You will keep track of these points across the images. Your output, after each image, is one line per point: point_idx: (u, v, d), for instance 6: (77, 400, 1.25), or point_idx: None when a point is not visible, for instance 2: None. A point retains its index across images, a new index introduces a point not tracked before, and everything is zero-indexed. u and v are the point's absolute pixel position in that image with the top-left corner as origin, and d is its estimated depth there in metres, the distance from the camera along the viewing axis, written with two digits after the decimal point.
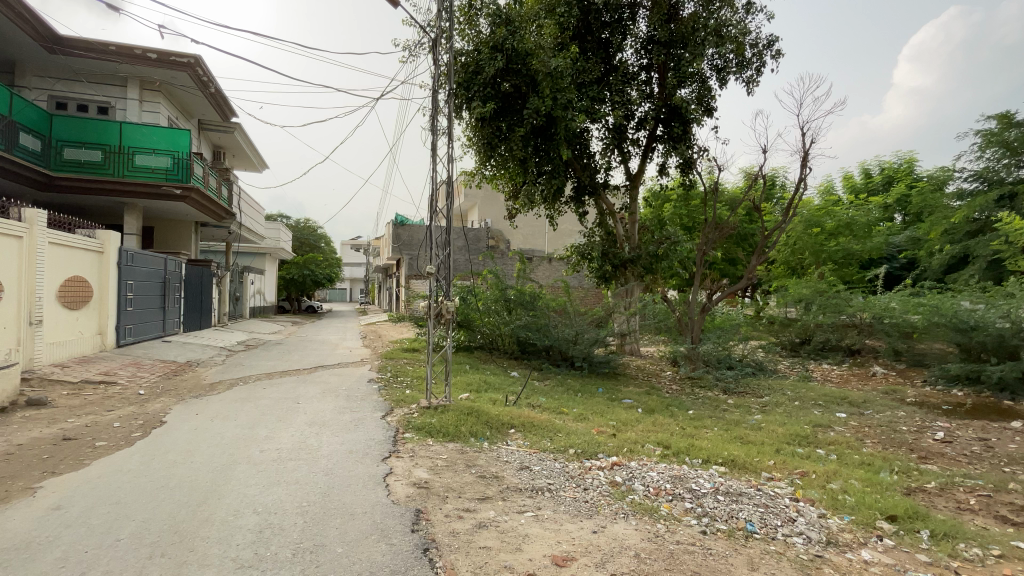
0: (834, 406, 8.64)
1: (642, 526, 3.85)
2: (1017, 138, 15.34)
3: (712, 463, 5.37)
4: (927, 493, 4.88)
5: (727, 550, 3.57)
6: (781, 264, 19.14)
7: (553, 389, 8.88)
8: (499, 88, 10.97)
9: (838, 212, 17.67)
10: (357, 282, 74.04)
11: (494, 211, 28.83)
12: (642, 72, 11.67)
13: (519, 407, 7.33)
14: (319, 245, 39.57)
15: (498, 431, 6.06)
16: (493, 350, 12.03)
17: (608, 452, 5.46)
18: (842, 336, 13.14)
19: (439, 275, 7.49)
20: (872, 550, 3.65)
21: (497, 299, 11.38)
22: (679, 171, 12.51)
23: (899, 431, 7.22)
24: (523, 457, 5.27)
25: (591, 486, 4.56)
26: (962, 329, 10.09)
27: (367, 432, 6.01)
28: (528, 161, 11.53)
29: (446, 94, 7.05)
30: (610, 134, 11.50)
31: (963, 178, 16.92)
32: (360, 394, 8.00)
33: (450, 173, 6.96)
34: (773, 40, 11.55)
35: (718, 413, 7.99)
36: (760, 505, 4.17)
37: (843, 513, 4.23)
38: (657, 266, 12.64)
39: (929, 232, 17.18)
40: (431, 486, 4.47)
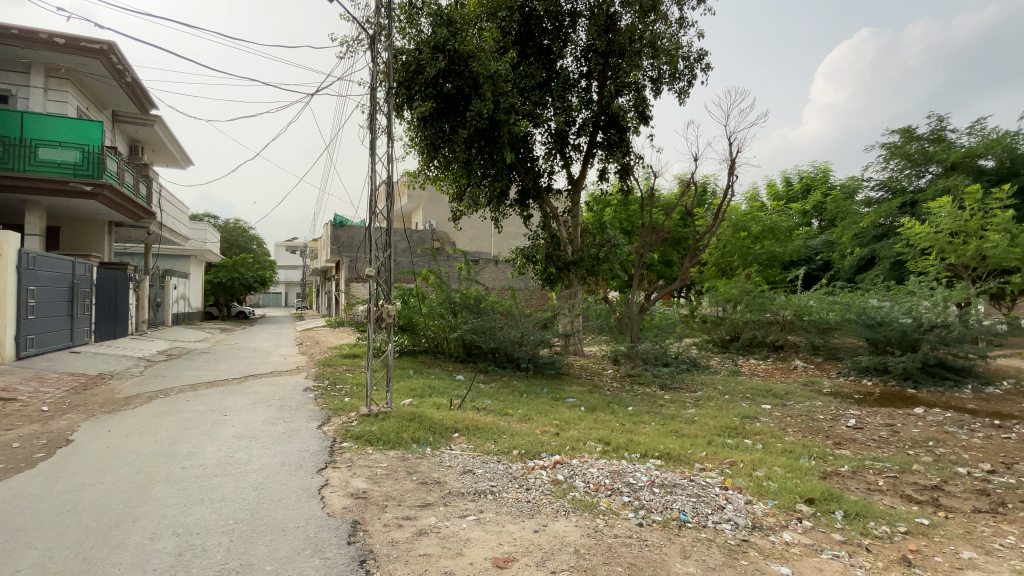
0: (761, 398, 9.23)
1: (583, 523, 3.92)
2: (916, 151, 17.09)
3: (649, 457, 5.57)
4: (841, 476, 5.30)
5: (662, 540, 3.70)
6: (712, 266, 20.26)
7: (498, 391, 8.88)
8: (441, 89, 10.86)
9: (762, 217, 19.00)
10: (294, 287, 70.93)
11: (439, 212, 28.60)
12: (582, 79, 11.95)
13: (463, 410, 7.27)
14: (251, 247, 37.53)
15: (442, 436, 5.96)
16: (437, 354, 11.89)
17: (551, 451, 5.53)
18: (767, 333, 14.08)
19: (379, 278, 7.21)
20: (792, 532, 3.92)
21: (442, 302, 11.26)
22: (618, 176, 12.92)
23: (817, 420, 7.82)
24: (466, 460, 5.20)
25: (533, 486, 4.59)
26: (871, 325, 11.05)
27: (302, 443, 5.73)
28: (471, 163, 11.50)
29: (385, 93, 6.88)
30: (552, 139, 11.67)
31: (871, 187, 18.59)
32: (295, 403, 7.63)
33: (391, 174, 6.81)
34: (704, 53, 12.19)
35: (656, 409, 8.31)
36: (692, 495, 4.36)
37: (767, 498, 4.52)
38: (598, 269, 13.04)
39: (842, 236, 18.77)
40: (370, 496, 4.33)
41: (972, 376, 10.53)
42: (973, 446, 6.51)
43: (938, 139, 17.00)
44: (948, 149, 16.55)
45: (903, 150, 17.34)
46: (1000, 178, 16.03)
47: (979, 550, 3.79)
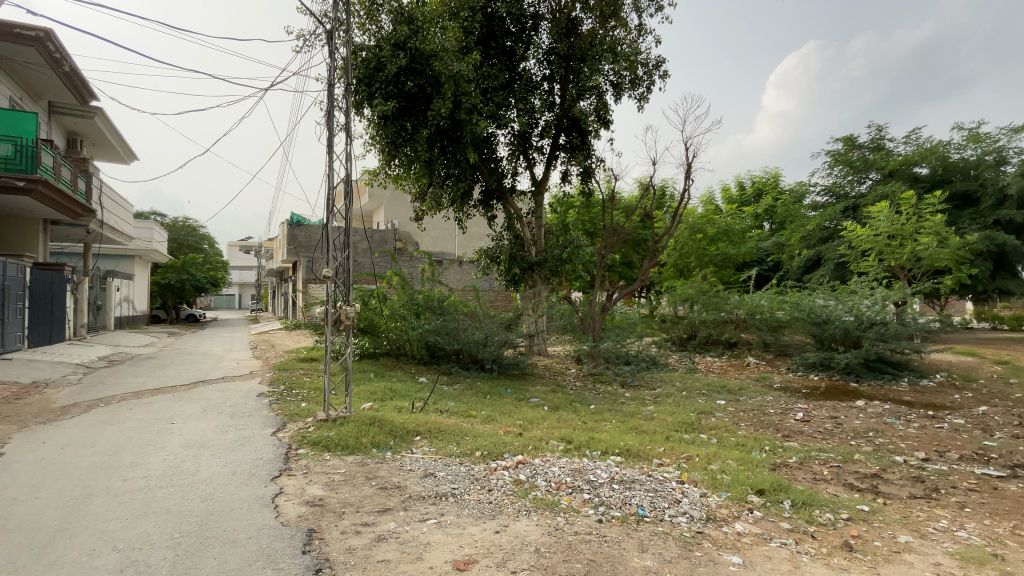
0: (716, 394, 9.57)
1: (544, 521, 3.94)
2: (857, 158, 18.14)
3: (609, 454, 5.67)
4: (789, 467, 5.55)
5: (620, 535, 3.77)
6: (671, 267, 20.82)
7: (462, 392, 8.83)
8: (402, 87, 10.71)
9: (717, 220, 19.73)
10: (248, 288, 68.24)
11: (402, 212, 28.22)
12: (545, 82, 12.04)
13: (426, 413, 7.18)
14: (202, 247, 35.86)
15: (403, 439, 5.86)
16: (400, 356, 11.70)
17: (513, 451, 5.53)
18: (722, 331, 14.62)
19: (337, 279, 7.02)
20: (744, 522, 4.07)
21: (404, 303, 11.09)
22: (580, 179, 13.11)
23: (768, 414, 8.17)
24: (427, 464, 5.13)
25: (496, 487, 4.58)
26: (817, 323, 11.63)
27: (256, 451, 5.52)
28: (434, 163, 11.39)
29: (344, 90, 6.72)
30: (516, 140, 11.70)
31: (817, 193, 19.58)
32: (249, 409, 7.33)
33: (350, 172, 6.66)
34: (662, 61, 12.53)
35: (617, 406, 8.48)
36: (650, 490, 4.47)
37: (721, 491, 4.68)
38: (561, 269, 13.17)
39: (791, 238, 19.67)
40: (327, 503, 4.21)
41: (907, 370, 11.28)
42: (909, 435, 6.96)
43: (877, 147, 18.10)
44: (886, 158, 17.64)
45: (846, 157, 18.36)
46: (933, 185, 17.23)
47: (914, 533, 4.05)
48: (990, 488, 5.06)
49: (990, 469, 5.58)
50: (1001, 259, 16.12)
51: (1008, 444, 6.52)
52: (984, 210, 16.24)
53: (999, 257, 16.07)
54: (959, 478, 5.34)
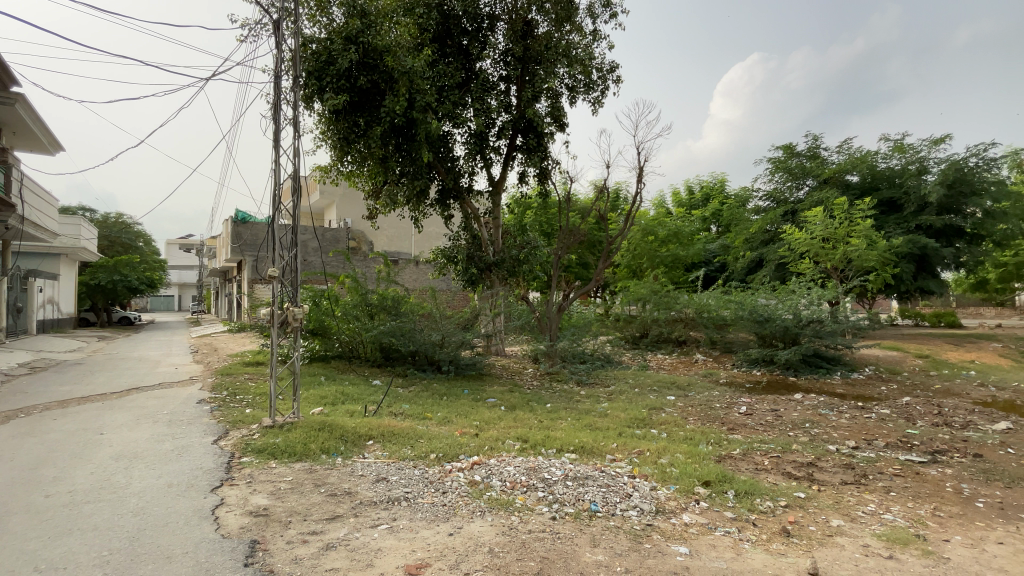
0: (666, 390, 9.88)
1: (498, 521, 3.94)
2: (796, 166, 19.27)
3: (564, 452, 5.74)
4: (734, 459, 5.81)
5: (573, 531, 3.82)
6: (624, 267, 21.41)
7: (417, 394, 8.69)
8: (354, 82, 10.43)
9: (668, 222, 20.42)
10: (189, 289, 64.49)
11: (355, 210, 27.54)
12: (501, 82, 12.05)
13: (379, 416, 7.02)
14: (136, 245, 33.54)
15: (354, 444, 5.70)
16: (353, 359, 11.38)
17: (468, 452, 5.49)
18: (672, 329, 15.14)
19: (284, 279, 6.75)
20: (691, 513, 4.22)
21: (356, 304, 10.79)
22: (537, 180, 13.21)
23: (714, 408, 8.52)
24: (380, 468, 5.01)
25: (450, 489, 4.53)
26: (760, 321, 12.24)
27: (195, 461, 5.22)
28: (388, 160, 11.16)
29: (292, 82, 6.46)
30: (472, 140, 11.65)
31: (760, 197, 20.60)
32: (187, 417, 6.93)
33: (298, 168, 6.42)
34: (615, 66, 12.82)
35: (572, 404, 8.60)
36: (603, 485, 4.55)
37: (670, 484, 4.84)
38: (519, 269, 13.17)
39: (736, 240, 20.62)
40: (272, 513, 4.03)
41: (840, 364, 12.07)
42: (841, 425, 7.44)
43: (813, 155, 19.27)
44: (821, 166, 18.84)
45: (785, 164, 19.44)
46: (862, 192, 18.52)
47: (845, 517, 4.32)
48: (912, 473, 5.48)
49: (911, 455, 6.05)
50: (922, 261, 17.50)
51: (927, 431, 7.09)
52: (907, 215, 17.58)
53: (920, 259, 17.44)
54: (884, 464, 5.76)
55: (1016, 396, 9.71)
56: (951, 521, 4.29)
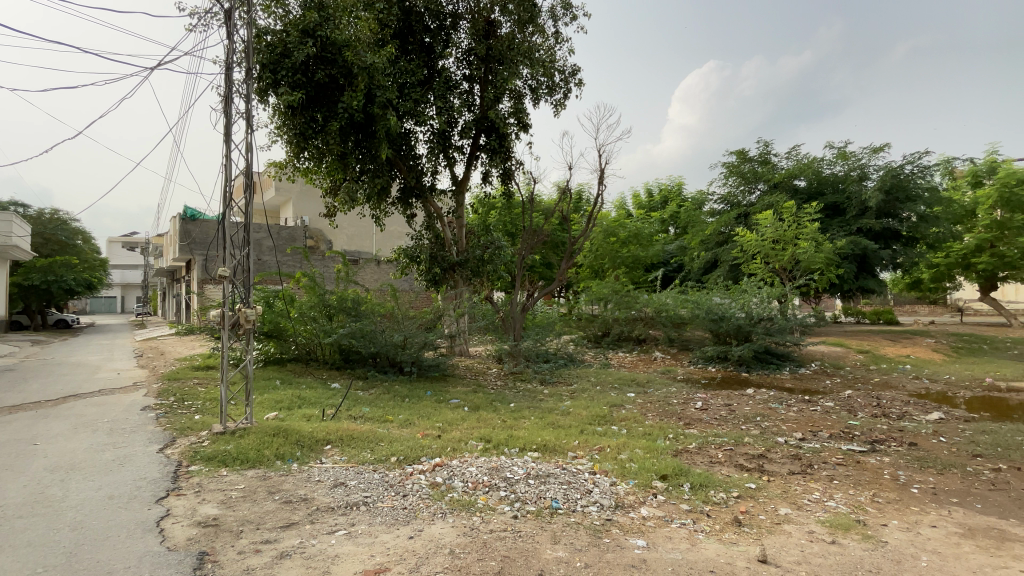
0: (626, 387, 10.11)
1: (459, 522, 3.92)
2: (748, 170, 20.09)
3: (526, 451, 5.76)
4: (690, 453, 6.00)
5: (534, 529, 3.85)
6: (587, 267, 21.76)
7: (378, 397, 8.53)
8: (311, 76, 10.13)
9: (628, 224, 20.86)
10: (133, 289, 60.91)
11: (313, 208, 26.79)
12: (465, 81, 11.98)
13: (338, 420, 6.84)
14: (73, 243, 31.39)
15: (311, 449, 5.53)
16: (310, 361, 11.06)
17: (430, 454, 5.42)
18: (632, 328, 15.47)
19: (236, 279, 6.48)
20: (649, 507, 4.33)
21: (314, 305, 10.47)
22: (500, 180, 13.21)
23: (672, 404, 8.77)
24: (338, 473, 4.88)
25: (411, 491, 4.46)
26: (714, 319, 12.70)
27: (139, 470, 4.94)
28: (347, 157, 10.88)
29: (244, 73, 6.20)
30: (435, 139, 11.55)
31: (715, 200, 21.34)
32: (130, 425, 6.54)
33: (251, 163, 6.18)
34: (578, 69, 12.99)
35: (535, 403, 8.66)
36: (564, 482, 4.60)
37: (629, 478, 4.95)
38: (483, 269, 13.10)
39: (692, 241, 21.30)
40: (222, 523, 3.86)
41: (788, 360, 12.66)
42: (790, 418, 7.81)
43: (764, 161, 20.14)
44: (771, 171, 19.72)
45: (738, 169, 20.24)
46: (809, 196, 19.51)
47: (792, 505, 4.54)
48: (853, 462, 5.81)
49: (853, 445, 6.41)
50: (864, 262, 18.57)
51: (867, 422, 7.54)
52: (850, 219, 18.62)
53: (861, 260, 18.50)
54: (828, 454, 6.08)
55: (946, 387, 10.45)
56: (888, 507, 4.57)
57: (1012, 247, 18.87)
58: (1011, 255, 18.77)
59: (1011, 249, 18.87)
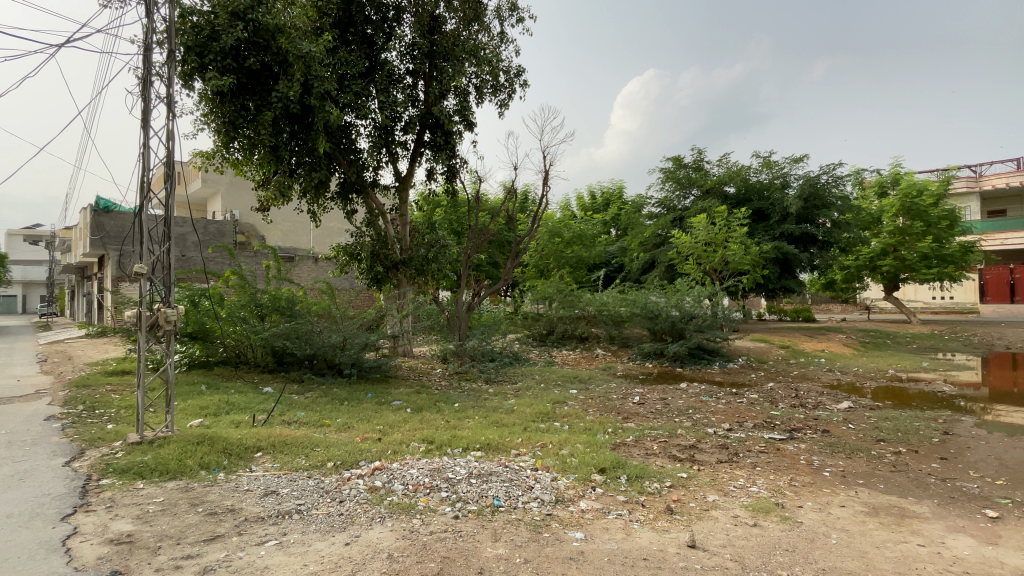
0: (569, 384, 10.35)
1: (398, 526, 3.84)
2: (683, 176, 21.14)
3: (469, 450, 5.75)
4: (627, 446, 6.22)
5: (475, 528, 3.84)
6: (532, 267, 21.99)
7: (314, 400, 8.19)
8: (242, 62, 9.59)
9: (572, 224, 21.33)
10: (36, 288, 55.01)
11: (243, 201, 25.38)
12: (408, 76, 11.76)
13: (269, 426, 6.51)
14: None
15: (240, 457, 5.23)
16: (240, 364, 10.44)
17: (370, 458, 5.28)
18: (576, 327, 15.80)
19: (155, 277, 5.99)
20: (588, 500, 4.44)
21: (244, 304, 9.91)
22: (445, 177, 13.08)
23: (612, 399, 9.06)
24: (269, 481, 4.65)
25: (348, 497, 4.32)
26: (651, 317, 13.26)
27: (40, 486, 4.46)
28: (281, 149, 10.35)
29: (165, 55, 5.73)
30: (377, 133, 11.24)
31: (653, 204, 22.24)
32: (30, 437, 5.89)
33: (172, 152, 5.74)
34: (523, 70, 13.10)
35: (479, 402, 8.66)
36: (506, 480, 4.62)
37: (569, 473, 5.06)
38: (427, 268, 12.87)
39: (632, 243, 22.08)
40: (138, 539, 3.57)
41: (719, 356, 13.42)
42: (719, 410, 8.29)
43: (697, 167, 21.21)
44: (704, 177, 20.79)
45: (674, 175, 21.25)
46: (738, 202, 20.79)
47: (720, 492, 4.81)
48: (774, 449, 6.25)
49: (774, 433, 6.89)
50: (786, 264, 19.95)
51: (787, 412, 8.15)
52: (773, 223, 19.92)
53: (784, 262, 19.87)
54: (753, 443, 6.50)
55: (855, 379, 11.47)
56: (804, 490, 4.96)
57: (911, 251, 21.01)
58: (910, 259, 20.88)
59: (910, 253, 20.98)
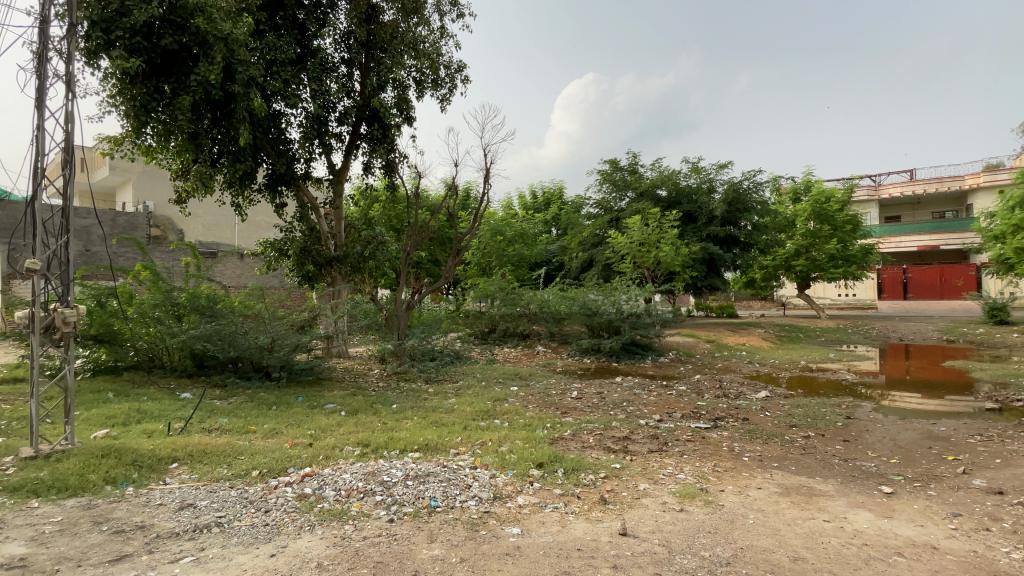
0: (510, 381, 10.42)
1: (329, 533, 3.70)
2: (619, 178, 21.93)
3: (407, 452, 5.63)
4: (565, 440, 6.35)
5: (411, 530, 3.78)
6: (475, 265, 21.97)
7: (239, 406, 7.70)
8: (156, 41, 8.83)
9: (514, 223, 21.55)
10: None
11: (157, 192, 23.51)
12: (343, 65, 11.34)
13: (187, 434, 6.05)
14: None
15: (153, 470, 4.82)
16: (154, 369, 9.63)
17: (299, 464, 5.04)
18: (517, 325, 15.87)
19: (50, 275, 5.39)
20: (525, 495, 4.49)
21: (157, 303, 9.17)
22: (383, 172, 12.73)
23: (550, 395, 9.22)
24: (186, 493, 4.32)
25: (274, 506, 4.10)
26: (589, 314, 13.64)
27: None
28: (201, 136, 9.64)
29: (67, 28, 5.15)
30: (309, 124, 10.74)
31: (591, 205, 22.88)
32: None
33: (72, 136, 5.19)
34: (463, 66, 13.00)
35: (418, 403, 8.51)
36: (444, 480, 4.57)
37: (507, 469, 5.10)
38: (364, 266, 12.38)
39: (572, 242, 22.60)
40: (32, 563, 3.20)
41: (652, 351, 14.04)
42: (651, 402, 8.67)
43: (632, 171, 22.04)
44: (639, 180, 21.65)
45: (611, 177, 22.01)
46: (669, 205, 21.81)
47: (650, 481, 5.03)
48: (700, 437, 6.63)
49: (700, 423, 7.30)
50: (713, 264, 21.14)
51: (712, 402, 8.67)
52: (701, 225, 21.07)
53: (711, 262, 21.05)
54: (681, 432, 6.86)
55: (772, 370, 12.42)
56: (726, 474, 5.29)
57: (820, 253, 22.98)
58: (820, 259, 22.83)
59: (820, 254, 22.95)
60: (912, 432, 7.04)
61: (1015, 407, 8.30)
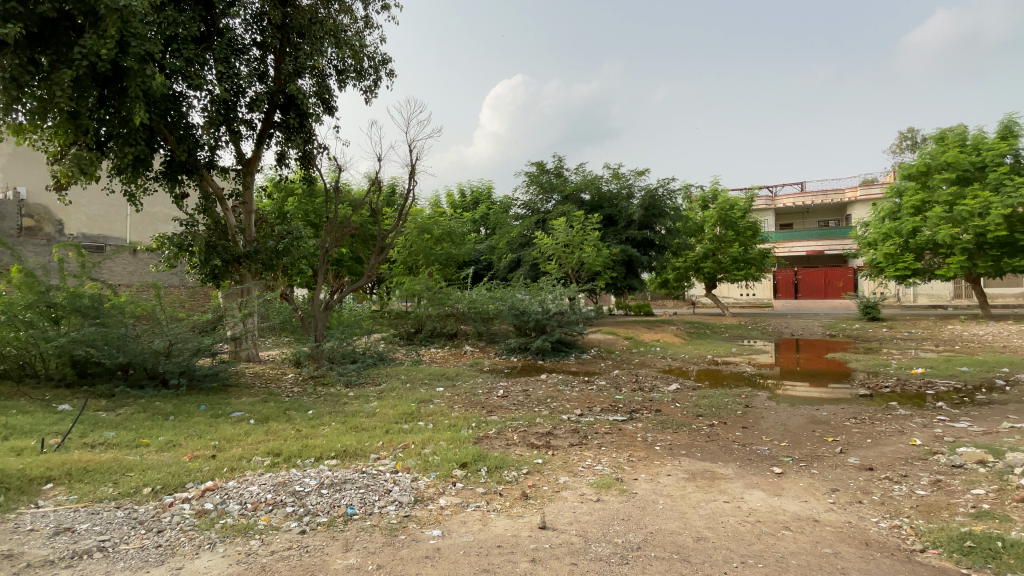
0: (435, 382, 10.32)
1: (232, 550, 3.45)
2: (545, 181, 22.46)
3: (323, 459, 5.39)
4: (489, 439, 6.39)
5: (325, 541, 3.62)
6: (401, 264, 21.48)
7: (129, 417, 6.95)
8: (31, 6, 7.71)
9: (442, 221, 21.24)
10: None
11: (30, 177, 20.73)
12: (256, 48, 10.62)
13: (66, 451, 5.37)
14: None
15: (20, 493, 4.22)
16: (26, 377, 8.43)
17: (199, 478, 4.65)
18: (445, 324, 15.71)
19: None
20: (447, 497, 4.46)
21: (29, 304, 8.04)
22: (299, 163, 12.09)
23: (476, 394, 9.25)
24: (62, 516, 3.83)
25: (168, 525, 3.75)
26: (517, 314, 13.82)
27: None
28: (82, 116, 8.54)
29: None
30: (215, 108, 9.93)
31: (519, 206, 23.21)
32: None
33: None
34: (388, 59, 12.64)
35: (338, 407, 8.17)
36: (362, 487, 4.41)
37: (430, 471, 5.04)
38: (277, 262, 11.68)
39: (499, 242, 22.77)
40: None
41: (575, 348, 14.50)
42: (573, 398, 8.97)
43: (558, 173, 22.65)
44: (564, 184, 22.32)
45: (538, 180, 22.45)
46: (592, 208, 22.64)
47: (570, 474, 5.21)
48: (617, 430, 6.95)
49: (617, 416, 7.65)
50: (632, 266, 22.19)
51: (629, 396, 9.13)
52: (620, 228, 22.10)
53: (630, 264, 22.10)
54: (600, 426, 7.15)
55: (683, 364, 13.31)
56: (639, 464, 5.60)
57: (725, 255, 25.05)
58: (724, 262, 24.87)
59: (724, 257, 25.03)
60: (800, 417, 7.88)
61: (882, 392, 9.56)
